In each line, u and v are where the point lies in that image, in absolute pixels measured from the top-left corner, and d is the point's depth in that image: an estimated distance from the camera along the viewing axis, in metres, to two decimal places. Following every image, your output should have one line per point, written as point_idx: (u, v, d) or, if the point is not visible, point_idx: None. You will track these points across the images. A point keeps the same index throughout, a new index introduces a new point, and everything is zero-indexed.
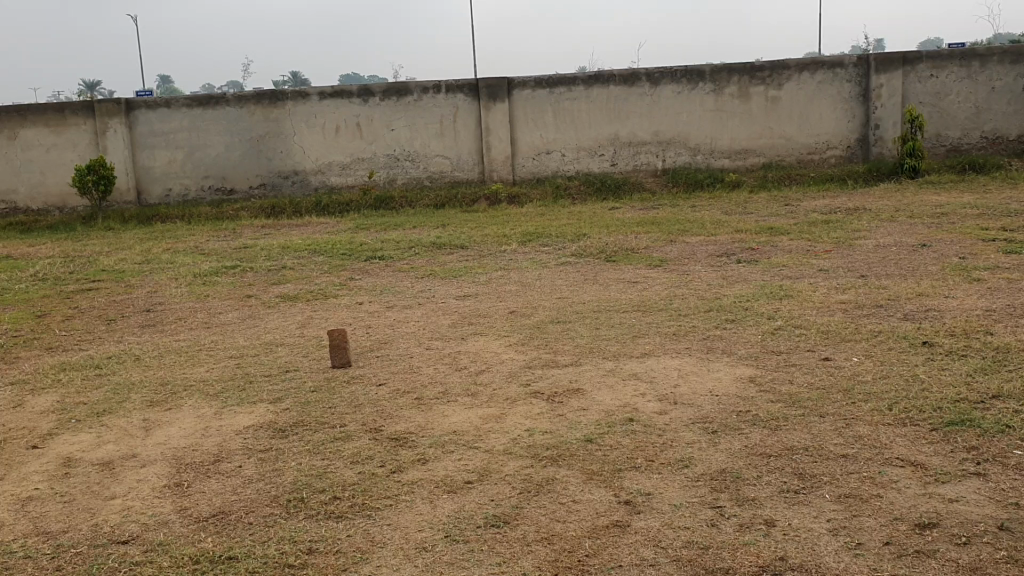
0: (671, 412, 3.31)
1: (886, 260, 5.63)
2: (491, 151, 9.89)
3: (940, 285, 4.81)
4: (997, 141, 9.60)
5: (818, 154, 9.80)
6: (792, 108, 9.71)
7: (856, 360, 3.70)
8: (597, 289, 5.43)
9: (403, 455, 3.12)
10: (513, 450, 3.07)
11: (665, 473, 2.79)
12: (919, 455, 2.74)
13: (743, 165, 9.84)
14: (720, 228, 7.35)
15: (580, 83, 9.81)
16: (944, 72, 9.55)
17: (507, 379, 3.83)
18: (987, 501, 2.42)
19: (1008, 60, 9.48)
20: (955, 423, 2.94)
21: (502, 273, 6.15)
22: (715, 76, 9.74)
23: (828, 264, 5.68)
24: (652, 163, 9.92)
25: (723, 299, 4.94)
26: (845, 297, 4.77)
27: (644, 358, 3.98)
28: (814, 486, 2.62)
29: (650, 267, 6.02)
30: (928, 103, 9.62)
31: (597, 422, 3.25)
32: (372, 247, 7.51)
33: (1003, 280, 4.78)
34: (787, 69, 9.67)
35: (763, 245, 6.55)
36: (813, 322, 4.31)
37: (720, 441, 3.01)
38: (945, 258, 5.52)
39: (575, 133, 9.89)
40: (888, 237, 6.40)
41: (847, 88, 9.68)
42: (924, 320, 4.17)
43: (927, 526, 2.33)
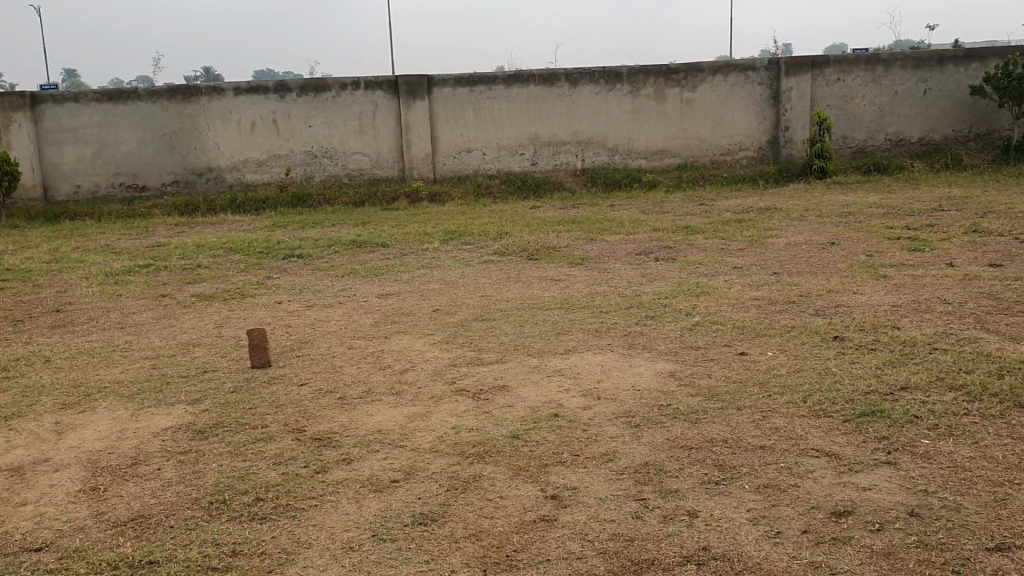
0: (594, 407, 3.35)
1: (798, 257, 5.79)
2: (411, 150, 9.85)
3: (849, 282, 4.97)
4: (899, 143, 9.96)
5: (731, 155, 10.03)
6: (707, 110, 9.92)
7: (771, 354, 3.81)
8: (519, 287, 5.45)
9: (327, 455, 3.09)
10: (439, 448, 3.07)
11: (590, 467, 2.83)
12: (833, 445, 2.83)
13: (660, 166, 10.02)
14: (638, 227, 7.44)
15: (499, 83, 9.84)
16: (851, 76, 9.87)
17: (432, 377, 3.82)
18: (898, 488, 2.52)
19: (910, 65, 9.81)
20: (866, 415, 3.04)
21: (424, 271, 6.11)
22: (632, 77, 9.88)
23: (743, 262, 5.81)
24: (571, 163, 10.02)
25: (643, 297, 5.02)
26: (760, 293, 4.89)
27: (567, 355, 4.02)
28: (734, 477, 2.69)
29: (571, 266, 6.07)
30: (836, 106, 9.94)
31: (523, 419, 3.27)
32: (290, 246, 7.38)
33: (908, 277, 4.96)
34: (701, 71, 9.86)
35: (680, 244, 6.66)
36: (730, 318, 4.42)
37: (642, 435, 3.06)
38: (853, 256, 5.70)
39: (495, 132, 9.92)
40: (800, 235, 6.58)
41: (759, 91, 9.93)
42: (835, 316, 4.31)
43: (842, 514, 2.41)
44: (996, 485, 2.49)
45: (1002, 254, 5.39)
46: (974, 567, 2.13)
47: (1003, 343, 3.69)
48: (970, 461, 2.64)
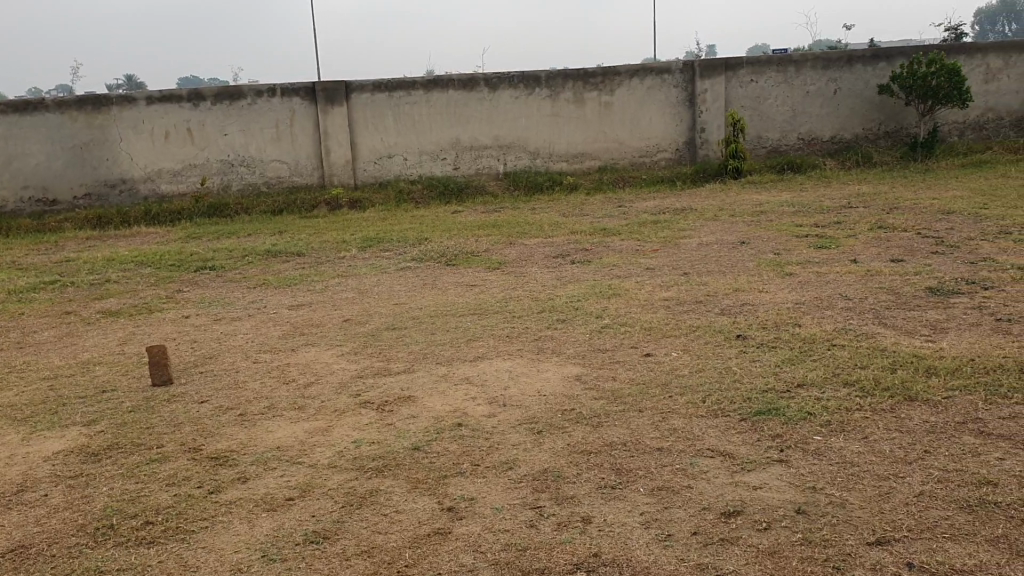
0: (499, 415, 3.32)
1: (708, 257, 5.87)
2: (330, 156, 9.72)
3: (755, 280, 5.05)
4: (812, 143, 10.17)
5: (649, 157, 10.14)
6: (625, 112, 10.01)
7: (675, 354, 3.84)
8: (434, 293, 5.42)
9: (223, 474, 3.01)
10: (337, 464, 3.02)
11: (488, 477, 2.80)
12: (728, 445, 2.86)
13: (581, 168, 10.07)
14: (557, 230, 7.44)
15: (418, 88, 9.77)
16: (763, 78, 10.05)
17: (337, 390, 3.75)
18: (788, 486, 2.55)
19: (820, 66, 10.03)
20: (762, 413, 3.08)
21: (338, 280, 6.05)
22: (551, 82, 9.91)
23: (654, 263, 5.87)
24: (493, 167, 10.00)
25: (556, 300, 5.02)
26: (670, 294, 4.93)
27: (476, 361, 3.98)
28: (629, 480, 2.69)
29: (488, 270, 6.06)
30: (749, 107, 10.10)
31: (425, 430, 3.23)
32: (203, 257, 7.24)
33: (812, 274, 5.06)
34: (618, 74, 9.95)
35: (597, 246, 6.70)
36: (638, 319, 4.44)
37: (544, 440, 3.05)
38: (761, 254, 5.81)
39: (416, 137, 9.85)
40: (712, 235, 6.69)
41: (675, 93, 10.05)
42: (739, 314, 4.37)
43: (732, 514, 2.43)
44: (881, 479, 2.54)
45: (903, 250, 5.53)
46: (854, 562, 2.16)
47: (898, 337, 3.77)
48: (857, 456, 2.69)
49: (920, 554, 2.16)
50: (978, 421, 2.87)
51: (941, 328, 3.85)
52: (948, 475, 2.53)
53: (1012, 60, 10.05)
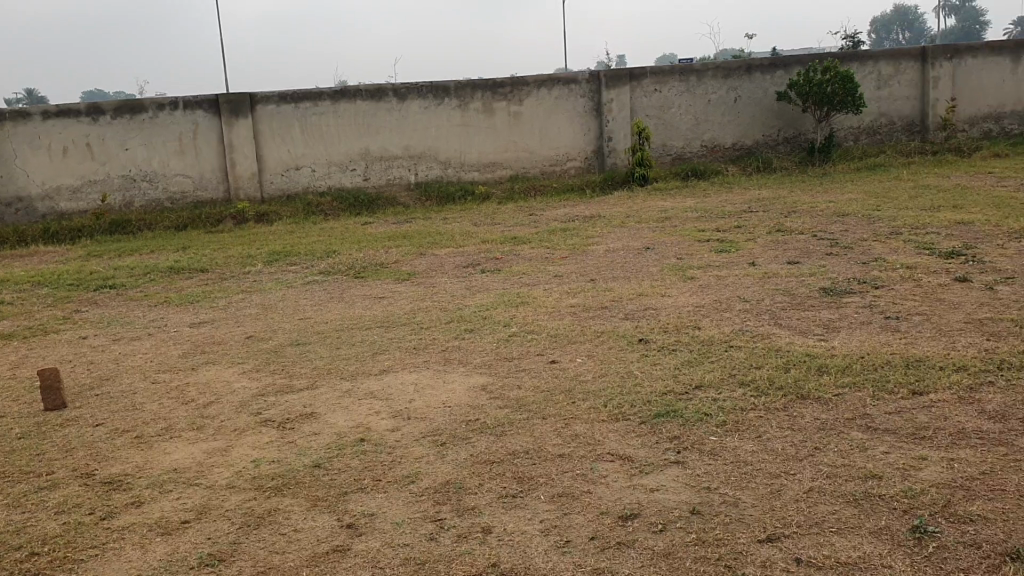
0: (402, 428, 3.29)
1: (614, 263, 5.95)
2: (235, 170, 9.52)
3: (659, 285, 5.13)
4: (715, 149, 10.40)
5: (559, 166, 10.22)
6: (534, 122, 10.07)
7: (579, 361, 3.87)
8: (341, 306, 5.36)
9: (116, 499, 2.92)
10: (236, 484, 2.96)
11: (390, 492, 2.78)
12: (628, 449, 2.90)
13: (492, 178, 10.08)
14: (467, 240, 7.43)
15: (325, 99, 9.65)
16: (667, 87, 10.23)
17: (237, 409, 3.67)
18: (684, 487, 2.59)
19: (721, 75, 10.27)
20: (661, 415, 3.13)
21: (243, 295, 5.95)
22: (460, 92, 9.89)
23: (562, 270, 5.92)
24: (404, 177, 9.92)
25: (463, 309, 5.00)
26: (576, 301, 4.97)
27: (381, 375, 3.93)
28: (530, 488, 2.70)
29: (397, 281, 6.02)
30: (655, 115, 10.28)
31: (327, 446, 3.19)
32: (103, 276, 7.02)
33: (713, 278, 5.17)
34: (526, 84, 10.01)
35: (507, 255, 6.71)
36: (544, 327, 4.46)
37: (447, 452, 3.03)
38: (666, 259, 5.91)
39: (324, 149, 9.71)
40: (619, 241, 6.78)
41: (582, 103, 10.16)
42: (642, 319, 4.43)
43: (629, 517, 2.46)
44: (773, 477, 2.60)
45: (799, 252, 5.69)
46: (745, 560, 2.21)
47: (793, 337, 3.88)
48: (751, 455, 2.75)
49: (808, 549, 2.22)
50: (866, 416, 2.97)
51: (834, 328, 3.97)
52: (837, 470, 2.61)
53: (901, 67, 10.45)
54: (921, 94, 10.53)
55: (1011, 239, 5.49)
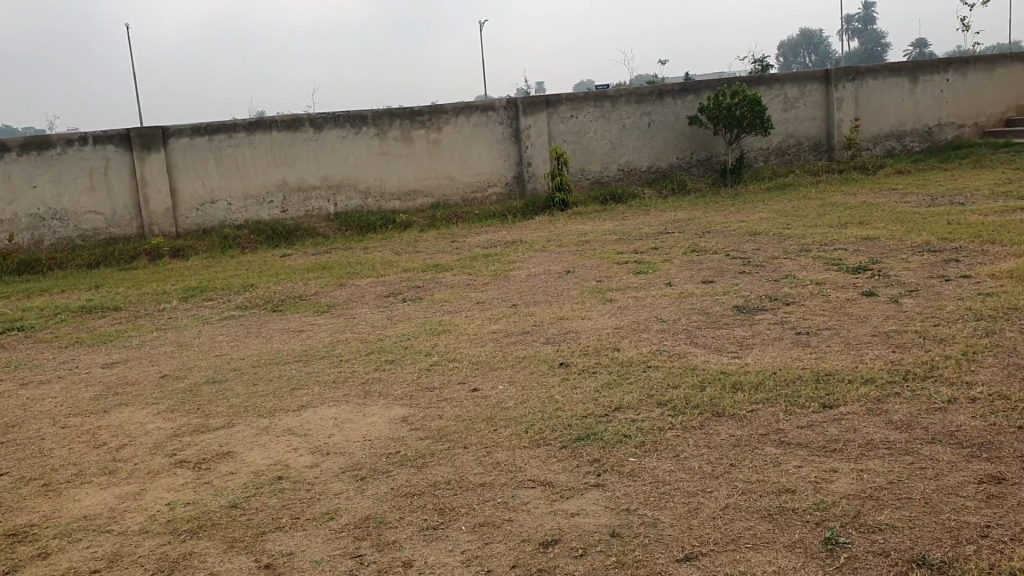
0: (322, 464, 3.24)
1: (535, 288, 5.98)
2: (149, 205, 9.30)
3: (579, 308, 5.17)
4: (631, 173, 10.59)
5: (480, 192, 10.25)
6: (452, 150, 10.09)
7: (501, 388, 3.86)
8: (260, 341, 5.28)
9: (21, 552, 2.81)
10: (149, 528, 2.87)
11: (308, 530, 2.73)
12: (549, 474, 2.90)
13: (413, 206, 10.05)
14: (388, 269, 7.39)
15: (240, 130, 9.51)
16: (583, 112, 10.38)
17: (151, 451, 3.58)
18: (604, 510, 2.61)
19: (634, 100, 10.47)
20: (581, 439, 3.15)
21: (158, 333, 5.81)
22: (377, 120, 9.85)
23: (484, 296, 5.94)
24: (323, 208, 9.81)
25: (384, 339, 4.96)
26: (497, 327, 4.97)
27: (300, 411, 3.87)
28: (452, 519, 2.68)
29: (317, 313, 5.95)
30: (572, 141, 10.40)
31: (244, 485, 3.12)
32: (10, 318, 6.78)
33: (631, 300, 5.24)
34: (444, 112, 10.02)
35: (428, 283, 6.69)
36: (466, 354, 4.45)
37: (368, 487, 2.99)
38: (586, 282, 5.98)
39: (240, 181, 9.56)
40: (540, 266, 6.82)
41: (500, 130, 10.23)
42: (563, 342, 4.47)
43: (549, 543, 2.46)
44: (690, 495, 2.63)
45: (714, 271, 5.81)
46: None
47: (708, 355, 3.95)
48: (669, 475, 2.78)
49: (725, 566, 2.25)
50: (779, 431, 3.04)
51: (747, 345, 4.06)
52: (751, 486, 2.65)
53: (806, 89, 10.80)
54: (827, 115, 10.90)
55: (914, 253, 5.70)
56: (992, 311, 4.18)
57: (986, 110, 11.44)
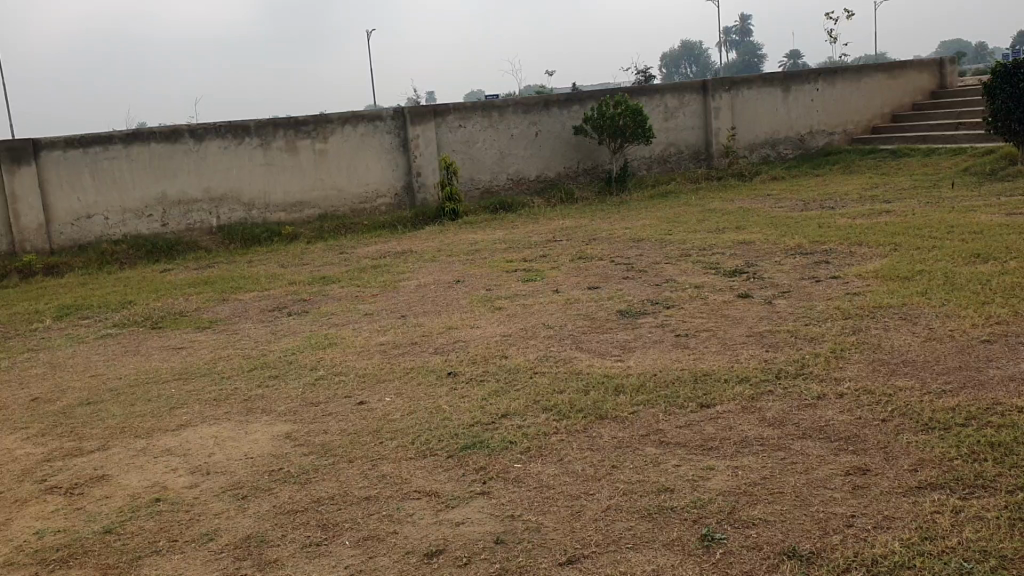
0: (201, 484, 3.15)
1: (424, 298, 5.97)
2: (19, 221, 8.80)
3: (468, 318, 5.18)
4: (520, 182, 10.69)
5: (368, 203, 10.16)
6: (339, 160, 9.96)
7: (387, 400, 3.83)
8: (138, 360, 5.10)
9: None
10: (15, 560, 2.74)
11: (186, 552, 2.65)
12: (434, 484, 2.89)
13: (300, 218, 9.87)
14: (274, 282, 7.25)
15: (116, 142, 9.12)
16: (471, 122, 10.41)
17: (18, 478, 3.41)
18: (488, 518, 2.62)
19: (521, 110, 10.58)
20: (467, 447, 3.15)
21: (28, 355, 5.54)
22: (261, 131, 9.64)
23: (371, 307, 5.89)
24: (206, 221, 9.52)
25: (269, 355, 4.85)
26: (385, 338, 4.93)
27: (179, 431, 3.74)
28: (335, 534, 2.64)
29: (198, 330, 5.79)
30: (461, 151, 10.42)
31: (118, 510, 3.01)
32: None
33: (519, 307, 5.28)
34: (329, 122, 9.88)
35: (315, 296, 6.59)
36: (352, 367, 4.39)
37: (249, 505, 2.92)
38: (475, 290, 6.00)
39: (117, 195, 9.16)
40: (429, 276, 6.81)
41: (388, 139, 10.16)
42: (450, 352, 4.47)
43: (434, 554, 2.46)
44: (573, 499, 2.67)
45: (600, 277, 5.92)
46: None
47: (593, 360, 4.01)
48: (553, 479, 2.82)
49: (606, 567, 2.29)
50: (659, 431, 3.11)
51: (630, 348, 4.14)
52: (632, 486, 2.71)
53: (686, 100, 11.11)
54: (705, 124, 11.23)
55: (788, 256, 5.92)
56: (858, 309, 4.37)
57: (853, 118, 12.00)
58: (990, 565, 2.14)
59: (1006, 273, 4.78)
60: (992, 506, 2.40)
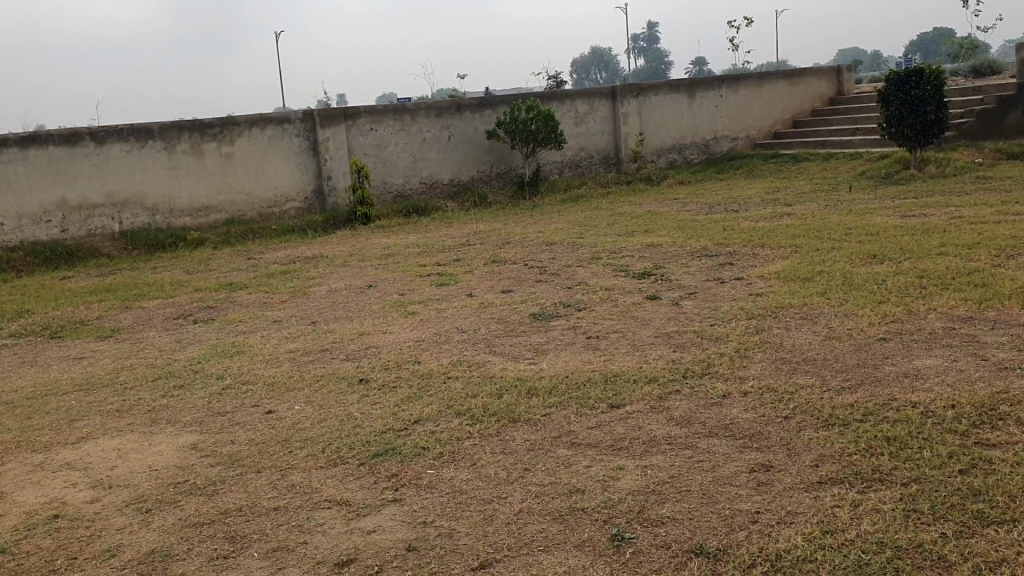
0: (102, 499, 3.05)
1: (335, 304, 5.90)
2: None
3: (380, 323, 5.14)
4: (433, 186, 10.67)
5: (277, 207, 10.00)
6: (247, 164, 9.77)
7: (297, 408, 3.77)
8: (35, 371, 4.91)
9: None
10: None
11: (87, 570, 2.56)
12: (345, 493, 2.86)
13: (207, 222, 9.65)
14: (179, 289, 7.07)
15: (12, 145, 8.71)
16: (382, 125, 10.33)
17: None
18: (400, 525, 2.60)
19: (433, 114, 10.55)
20: (379, 454, 3.13)
21: None
22: (165, 134, 9.38)
23: (281, 314, 5.79)
24: (108, 226, 9.22)
25: (174, 364, 4.73)
26: (294, 346, 4.85)
27: (79, 444, 3.62)
28: (243, 547, 2.59)
29: (100, 339, 5.60)
30: (372, 154, 10.34)
31: (14, 529, 2.89)
32: None
33: (432, 312, 5.27)
34: (237, 124, 9.67)
35: (222, 303, 6.46)
36: (262, 376, 4.31)
37: (153, 519, 2.84)
38: (387, 296, 5.95)
39: (13, 200, 8.78)
40: (340, 281, 6.73)
41: (297, 142, 10.01)
42: (362, 358, 4.42)
43: (345, 563, 2.43)
44: (485, 503, 2.67)
45: (513, 280, 5.95)
46: None
47: (505, 363, 4.03)
48: (465, 484, 2.81)
49: (518, 571, 2.30)
50: (571, 433, 3.14)
51: (542, 351, 4.17)
52: (544, 489, 2.72)
53: (596, 105, 11.24)
54: (614, 129, 11.39)
55: (694, 258, 6.05)
56: (761, 309, 4.50)
57: (756, 124, 12.34)
58: (885, 556, 2.22)
59: (899, 273, 4.98)
60: (888, 498, 2.49)
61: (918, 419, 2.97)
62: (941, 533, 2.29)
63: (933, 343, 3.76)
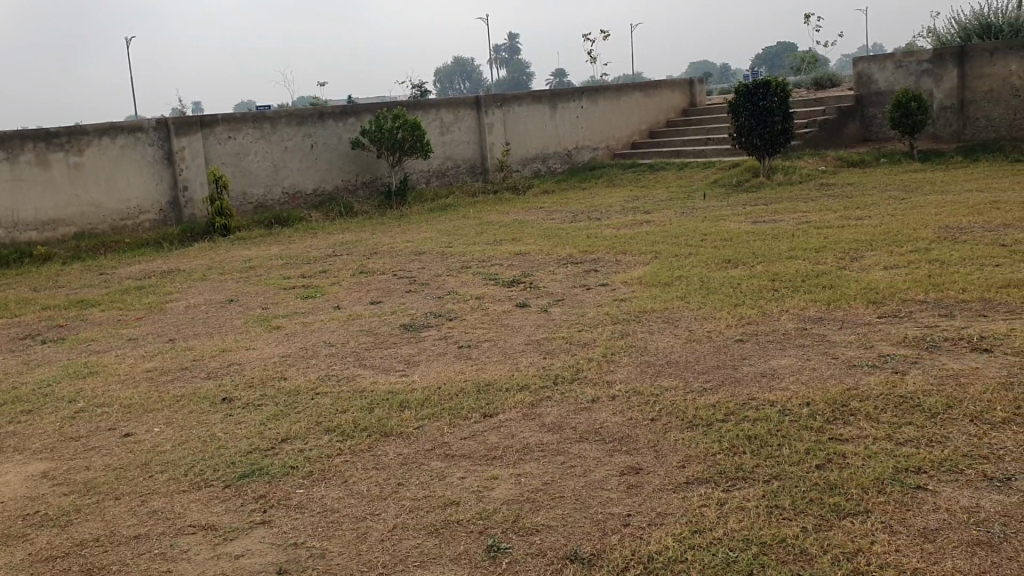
0: None
1: (194, 320, 5.69)
2: None
3: (243, 339, 4.98)
4: (296, 196, 10.45)
5: (130, 220, 9.54)
6: (97, 175, 9.29)
7: (156, 430, 3.61)
8: None
9: None
10: None
11: None
12: (210, 517, 2.75)
13: (54, 237, 9.10)
14: (24, 308, 6.66)
15: None
16: (241, 134, 10.05)
17: None
18: (270, 548, 2.52)
19: (294, 122, 10.34)
20: (246, 476, 3.02)
21: None
22: (6, 143, 8.77)
23: (137, 332, 5.54)
24: None
25: (20, 388, 4.44)
26: (152, 365, 4.64)
27: None
28: None
29: None
30: (231, 164, 10.03)
31: None
32: None
33: (298, 325, 5.15)
34: (85, 134, 9.18)
35: (72, 321, 6.12)
36: (117, 398, 4.09)
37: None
38: (250, 310, 5.78)
39: None
40: (199, 296, 6.50)
41: (151, 152, 9.61)
42: (225, 376, 4.27)
43: None
44: (358, 521, 2.62)
45: (381, 291, 5.87)
46: None
47: (375, 376, 3.98)
48: (336, 502, 2.75)
49: None
50: (444, 445, 3.12)
51: (413, 363, 4.13)
52: (417, 503, 2.69)
53: (461, 114, 11.27)
54: (479, 139, 11.43)
55: (561, 265, 6.13)
56: (626, 315, 4.60)
57: (616, 134, 12.66)
58: (753, 552, 2.30)
59: (753, 277, 5.19)
60: (751, 496, 2.58)
61: (777, 418, 3.10)
62: (801, 527, 2.39)
63: (787, 343, 3.93)
